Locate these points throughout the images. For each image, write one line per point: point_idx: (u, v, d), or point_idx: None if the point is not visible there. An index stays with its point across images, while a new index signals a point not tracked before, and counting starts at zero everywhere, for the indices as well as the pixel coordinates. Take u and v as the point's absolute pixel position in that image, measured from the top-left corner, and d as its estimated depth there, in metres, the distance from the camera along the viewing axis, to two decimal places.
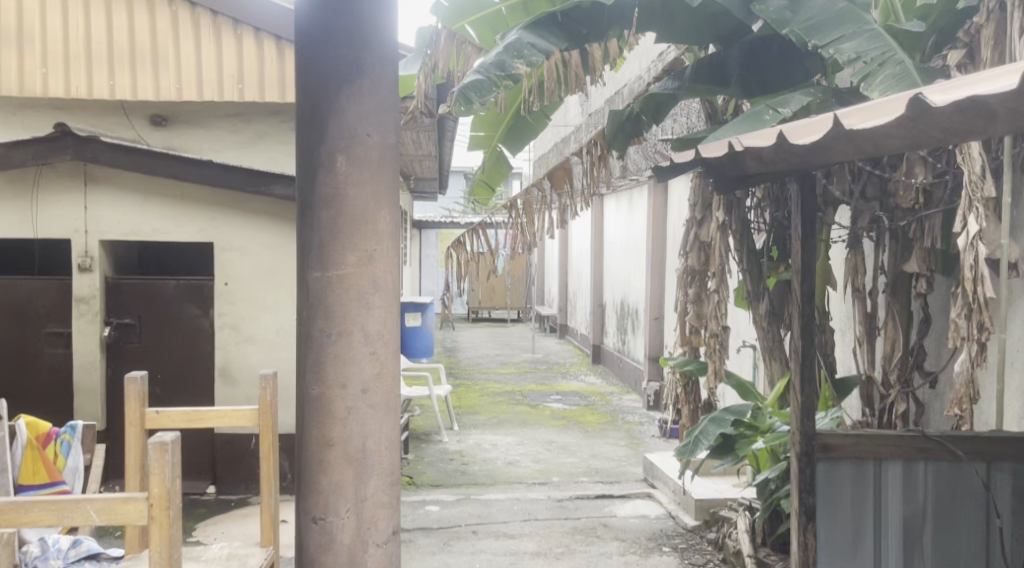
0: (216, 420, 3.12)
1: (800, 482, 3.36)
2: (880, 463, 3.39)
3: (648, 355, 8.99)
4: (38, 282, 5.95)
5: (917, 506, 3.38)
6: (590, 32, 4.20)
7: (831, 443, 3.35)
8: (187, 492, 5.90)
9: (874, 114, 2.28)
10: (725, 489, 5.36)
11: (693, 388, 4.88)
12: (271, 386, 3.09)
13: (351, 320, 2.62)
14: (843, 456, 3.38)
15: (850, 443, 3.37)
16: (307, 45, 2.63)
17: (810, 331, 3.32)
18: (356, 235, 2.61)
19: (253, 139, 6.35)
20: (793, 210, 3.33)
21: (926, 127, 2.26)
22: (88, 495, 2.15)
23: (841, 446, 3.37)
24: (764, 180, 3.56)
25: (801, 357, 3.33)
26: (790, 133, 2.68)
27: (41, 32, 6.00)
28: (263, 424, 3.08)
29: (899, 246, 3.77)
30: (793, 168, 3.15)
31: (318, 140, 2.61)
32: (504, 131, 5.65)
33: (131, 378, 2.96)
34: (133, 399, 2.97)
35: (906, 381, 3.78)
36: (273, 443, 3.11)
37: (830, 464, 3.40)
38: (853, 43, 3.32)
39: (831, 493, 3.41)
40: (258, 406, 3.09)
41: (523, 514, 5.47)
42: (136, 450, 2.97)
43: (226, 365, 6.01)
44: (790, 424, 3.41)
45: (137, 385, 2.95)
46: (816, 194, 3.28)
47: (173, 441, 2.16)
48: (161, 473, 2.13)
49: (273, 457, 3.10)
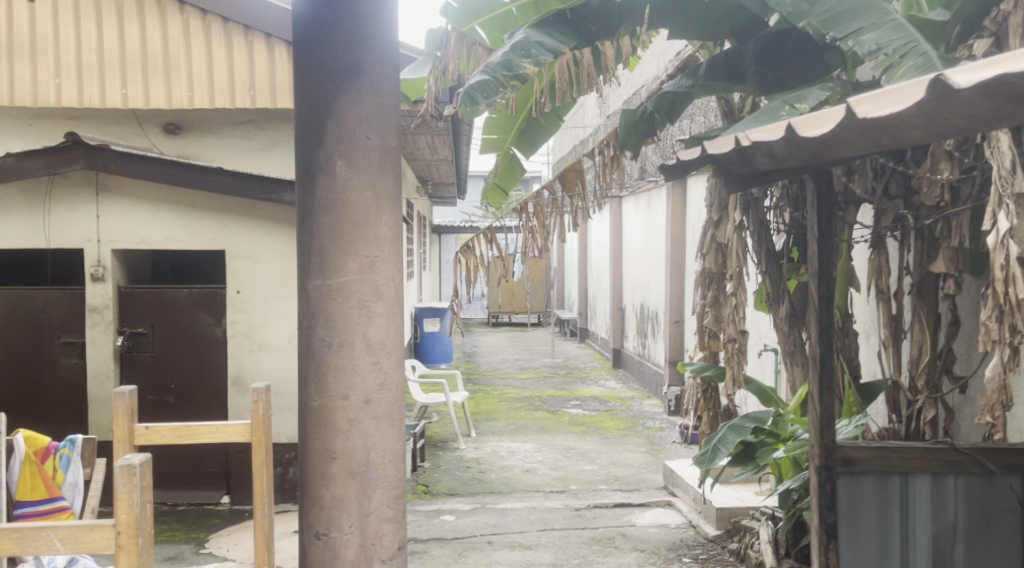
0: (205, 435, 2.98)
1: (820, 498, 3.25)
2: (906, 476, 3.24)
3: (668, 359, 8.84)
4: (52, 292, 5.93)
5: (948, 522, 3.22)
6: (600, 30, 4.10)
7: (852, 456, 3.22)
8: (202, 501, 5.85)
9: (892, 103, 2.16)
10: (748, 497, 5.22)
11: (712, 394, 4.75)
12: (265, 398, 2.97)
13: (352, 329, 2.53)
14: (866, 469, 3.24)
15: (873, 456, 3.23)
16: (305, 47, 2.54)
17: (829, 336, 3.20)
18: (357, 242, 2.52)
19: (266, 146, 6.31)
20: (810, 209, 3.20)
21: (943, 114, 2.14)
22: (53, 522, 2.06)
23: (865, 459, 3.24)
24: (778, 178, 3.39)
25: (820, 367, 3.21)
26: (800, 123, 2.49)
27: (54, 42, 5.98)
28: (256, 439, 2.96)
29: (925, 244, 3.62)
30: (807, 165, 3.03)
31: (316, 146, 2.52)
32: (516, 132, 5.53)
33: (118, 394, 2.88)
34: (121, 415, 2.88)
35: (934, 386, 3.62)
36: (267, 457, 2.98)
37: (852, 478, 3.26)
38: (875, 34, 3.19)
39: (853, 509, 3.27)
40: (250, 420, 2.98)
41: (540, 524, 5.36)
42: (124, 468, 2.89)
43: (239, 373, 5.97)
44: (810, 436, 3.29)
45: (126, 400, 2.87)
46: (832, 193, 3.16)
47: (142, 463, 2.05)
48: (128, 498, 2.03)
49: (266, 473, 2.97)
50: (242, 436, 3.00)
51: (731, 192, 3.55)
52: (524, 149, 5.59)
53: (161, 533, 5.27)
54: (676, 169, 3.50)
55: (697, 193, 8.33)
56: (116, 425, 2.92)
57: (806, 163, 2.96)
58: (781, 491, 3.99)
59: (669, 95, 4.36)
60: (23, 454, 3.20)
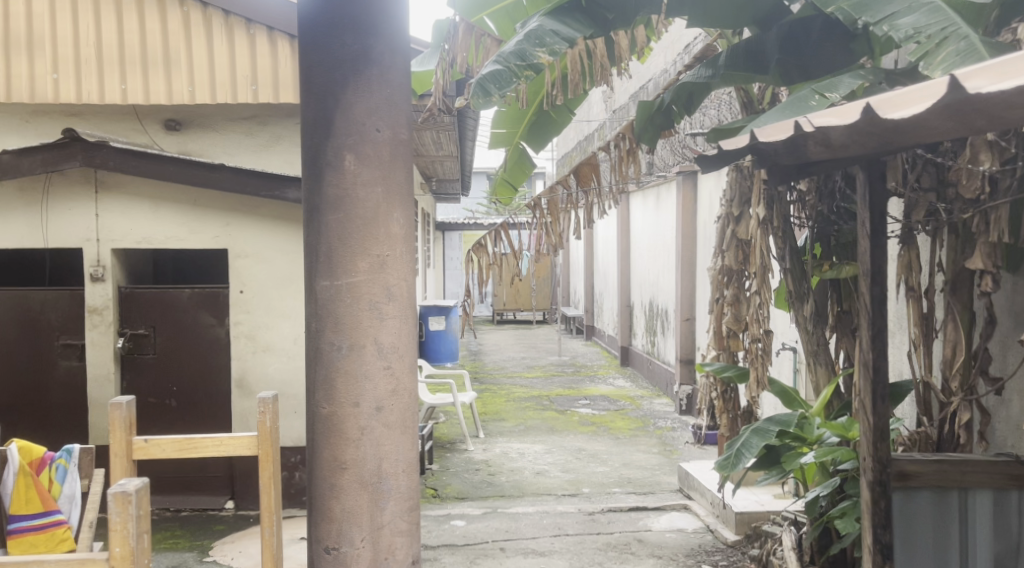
0: (210, 449, 2.80)
1: (874, 516, 3.09)
2: (965, 492, 3.19)
3: (680, 357, 8.69)
4: (51, 293, 5.79)
5: (1009, 540, 3.18)
6: (617, 18, 3.91)
7: (908, 470, 3.15)
8: (205, 507, 5.69)
9: (949, 83, 2.01)
10: (767, 501, 5.07)
11: (731, 395, 4.61)
12: (272, 409, 2.76)
13: (362, 333, 2.42)
14: (923, 484, 3.17)
15: (931, 471, 3.17)
16: (311, 38, 2.44)
17: (882, 341, 3.03)
18: (367, 241, 2.42)
19: (268, 142, 6.15)
20: (859, 201, 3.02)
21: (994, 89, 2.00)
22: (42, 557, 2.11)
23: (919, 475, 3.17)
24: (825, 168, 3.25)
25: (873, 374, 3.03)
26: (877, 104, 2.33)
27: (52, 37, 5.84)
28: (263, 453, 2.75)
29: (959, 240, 3.47)
30: (860, 153, 2.83)
31: (325, 140, 2.44)
32: (525, 126, 5.37)
33: (115, 404, 2.70)
34: (118, 427, 2.70)
35: (970, 388, 3.45)
36: (276, 472, 2.78)
37: (906, 493, 3.20)
38: (911, 18, 3.03)
39: (909, 525, 3.21)
40: (258, 432, 2.77)
41: (553, 529, 5.21)
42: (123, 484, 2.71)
43: (242, 376, 5.82)
44: (860, 448, 3.14)
45: (123, 411, 2.68)
46: (885, 181, 2.96)
47: (138, 491, 1.96)
48: (123, 529, 1.94)
49: (274, 489, 2.77)
50: (248, 449, 2.79)
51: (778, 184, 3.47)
52: (533, 144, 5.40)
53: (164, 539, 5.14)
54: (719, 158, 3.21)
55: (709, 187, 8.17)
56: (114, 439, 2.74)
57: (854, 154, 2.83)
58: (808, 498, 3.78)
59: (688, 86, 4.20)
60: (17, 467, 3.01)
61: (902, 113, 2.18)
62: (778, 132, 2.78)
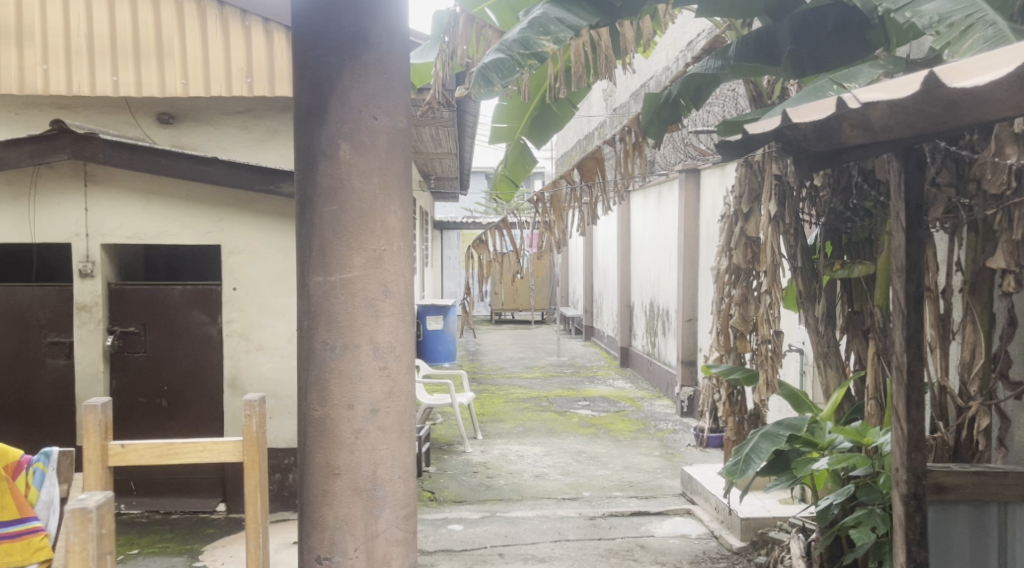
0: (191, 455, 2.64)
1: (908, 532, 2.94)
2: (1004, 505, 3.10)
3: (681, 358, 8.54)
4: (38, 289, 5.63)
5: None
6: (623, 7, 3.78)
7: (944, 483, 3.06)
8: (196, 510, 5.55)
9: None
10: (773, 507, 4.93)
11: (738, 398, 4.49)
12: (259, 414, 2.61)
13: (357, 332, 2.34)
14: (959, 499, 3.09)
15: (969, 484, 3.08)
16: (305, 21, 2.36)
17: (917, 342, 2.88)
18: (364, 234, 2.33)
19: (264, 137, 5.99)
20: (894, 193, 2.89)
21: None
22: None
23: (958, 488, 3.08)
24: (856, 158, 3.09)
25: (907, 380, 2.88)
26: (941, 72, 2.14)
27: (42, 28, 5.70)
28: (249, 459, 2.58)
29: (980, 238, 3.35)
30: (897, 139, 2.72)
31: (317, 128, 2.34)
32: (527, 121, 5.23)
33: (88, 407, 2.48)
34: (92, 432, 2.50)
35: (989, 393, 3.32)
36: (261, 480, 2.62)
37: (943, 507, 3.11)
38: (934, 4, 2.91)
39: (944, 540, 3.11)
40: (243, 438, 2.62)
41: (553, 535, 5.06)
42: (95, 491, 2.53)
43: (235, 375, 5.68)
44: (892, 461, 3.01)
45: (97, 415, 2.48)
46: (919, 173, 2.81)
47: (98, 509, 1.85)
48: (82, 550, 1.83)
49: (261, 499, 2.60)
50: (233, 455, 2.63)
51: (803, 176, 3.31)
52: (534, 140, 5.28)
53: (153, 543, 4.99)
54: (741, 148, 3.09)
55: (713, 186, 8.03)
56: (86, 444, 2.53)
57: (889, 140, 2.72)
58: (820, 506, 3.61)
59: (695, 78, 4.07)
60: None
61: (986, 76, 2.00)
62: (815, 112, 2.59)
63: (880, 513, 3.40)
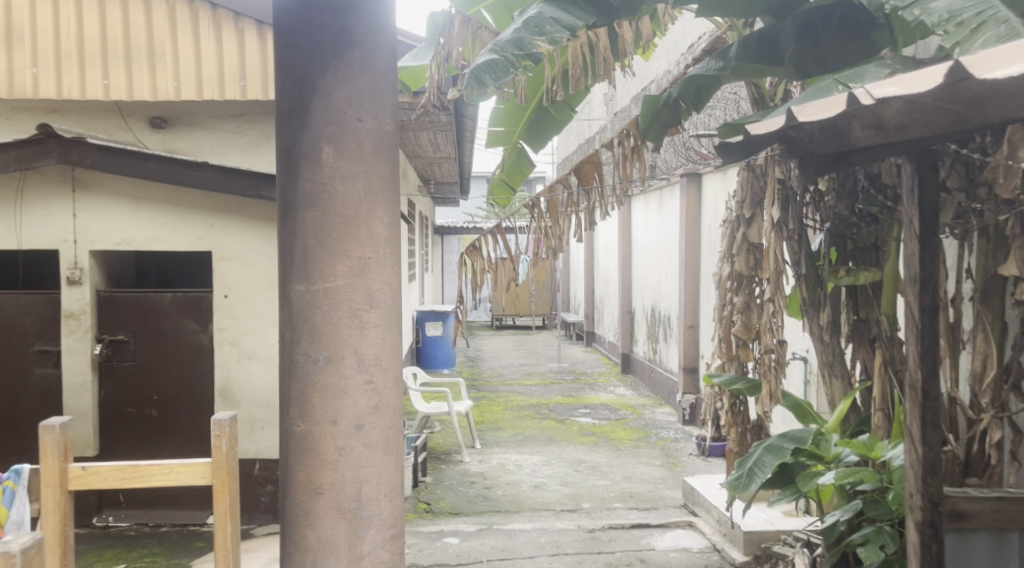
0: (157, 478, 2.51)
1: (924, 560, 2.84)
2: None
3: (683, 365, 8.41)
4: (25, 297, 5.52)
5: None
6: (622, 6, 3.66)
7: (963, 509, 3.04)
8: (186, 523, 5.44)
9: None
10: (777, 519, 4.80)
11: (741, 409, 4.36)
12: (229, 434, 2.48)
13: (341, 344, 2.22)
14: (978, 526, 3.05)
15: (988, 510, 3.05)
16: (286, 19, 2.24)
17: (933, 357, 2.78)
18: (348, 241, 2.22)
19: (258, 142, 5.89)
20: (908, 199, 2.78)
21: None
22: None
23: (976, 515, 3.05)
24: (865, 160, 2.99)
25: (922, 399, 2.79)
26: (969, 62, 2.01)
27: (31, 30, 5.60)
28: (218, 483, 2.46)
29: (990, 244, 3.22)
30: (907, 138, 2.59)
31: (300, 130, 2.23)
32: (525, 124, 5.10)
33: (47, 427, 2.40)
34: (49, 453, 2.40)
35: (1002, 405, 3.19)
36: (232, 504, 2.50)
37: (960, 535, 3.07)
38: (944, 1, 2.82)
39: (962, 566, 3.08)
40: (213, 460, 2.49)
41: (551, 548, 4.94)
42: (52, 518, 2.40)
43: (226, 384, 5.56)
44: (906, 485, 2.91)
45: (54, 436, 2.39)
46: (932, 174, 2.72)
47: None
48: None
49: (231, 524, 2.48)
50: (202, 478, 2.51)
51: (808, 179, 3.21)
52: (532, 144, 5.16)
53: (141, 557, 4.87)
54: (741, 149, 2.99)
55: (714, 190, 7.95)
56: (45, 467, 2.43)
57: (903, 140, 2.63)
58: (826, 522, 3.47)
59: (696, 80, 3.96)
60: None
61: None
62: (822, 110, 2.47)
63: (889, 531, 3.27)
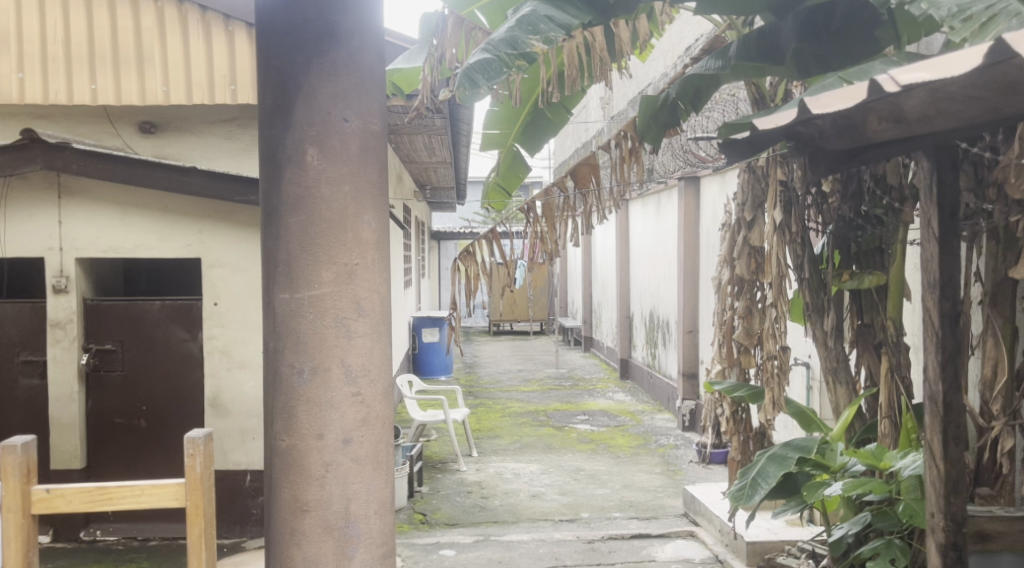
0: (127, 500, 2.40)
1: None
2: None
3: (682, 371, 8.30)
4: (10, 307, 5.41)
5: None
6: (618, 3, 3.56)
7: (988, 530, 2.95)
8: (175, 536, 5.33)
9: None
10: (780, 530, 4.69)
11: (743, 416, 4.25)
12: (203, 454, 2.37)
13: (328, 354, 2.11)
14: (1003, 548, 2.96)
15: (1013, 530, 2.96)
16: (267, 16, 2.14)
17: (952, 365, 2.67)
18: (333, 246, 2.11)
19: (249, 146, 5.78)
20: (925, 202, 2.68)
21: None
22: None
23: (1003, 535, 2.96)
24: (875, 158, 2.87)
25: (943, 412, 2.68)
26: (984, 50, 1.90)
27: (16, 33, 5.47)
28: (192, 505, 2.35)
29: (1000, 246, 3.12)
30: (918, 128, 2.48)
31: (282, 132, 2.12)
32: (520, 127, 5.02)
33: (9, 447, 2.32)
34: (11, 475, 2.32)
35: (1014, 412, 3.08)
36: (208, 527, 2.39)
37: (985, 557, 2.99)
38: None
39: None
40: (186, 481, 2.38)
41: (550, 560, 4.82)
42: (14, 543, 2.32)
43: (217, 394, 5.44)
44: (926, 503, 2.80)
45: (15, 456, 2.31)
46: (951, 171, 2.62)
47: None
48: None
49: (206, 549, 2.37)
50: (176, 499, 2.39)
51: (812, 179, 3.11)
52: (527, 147, 5.07)
53: None
54: (748, 146, 2.92)
55: (713, 193, 7.85)
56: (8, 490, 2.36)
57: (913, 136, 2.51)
58: (833, 535, 3.37)
59: (695, 80, 3.89)
60: None
61: None
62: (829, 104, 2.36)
63: (899, 545, 3.16)
